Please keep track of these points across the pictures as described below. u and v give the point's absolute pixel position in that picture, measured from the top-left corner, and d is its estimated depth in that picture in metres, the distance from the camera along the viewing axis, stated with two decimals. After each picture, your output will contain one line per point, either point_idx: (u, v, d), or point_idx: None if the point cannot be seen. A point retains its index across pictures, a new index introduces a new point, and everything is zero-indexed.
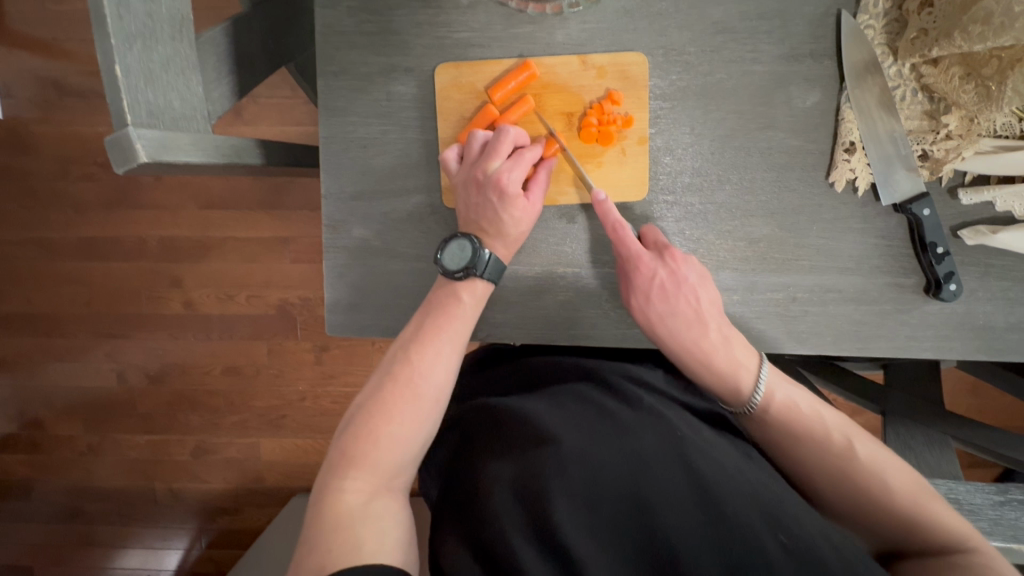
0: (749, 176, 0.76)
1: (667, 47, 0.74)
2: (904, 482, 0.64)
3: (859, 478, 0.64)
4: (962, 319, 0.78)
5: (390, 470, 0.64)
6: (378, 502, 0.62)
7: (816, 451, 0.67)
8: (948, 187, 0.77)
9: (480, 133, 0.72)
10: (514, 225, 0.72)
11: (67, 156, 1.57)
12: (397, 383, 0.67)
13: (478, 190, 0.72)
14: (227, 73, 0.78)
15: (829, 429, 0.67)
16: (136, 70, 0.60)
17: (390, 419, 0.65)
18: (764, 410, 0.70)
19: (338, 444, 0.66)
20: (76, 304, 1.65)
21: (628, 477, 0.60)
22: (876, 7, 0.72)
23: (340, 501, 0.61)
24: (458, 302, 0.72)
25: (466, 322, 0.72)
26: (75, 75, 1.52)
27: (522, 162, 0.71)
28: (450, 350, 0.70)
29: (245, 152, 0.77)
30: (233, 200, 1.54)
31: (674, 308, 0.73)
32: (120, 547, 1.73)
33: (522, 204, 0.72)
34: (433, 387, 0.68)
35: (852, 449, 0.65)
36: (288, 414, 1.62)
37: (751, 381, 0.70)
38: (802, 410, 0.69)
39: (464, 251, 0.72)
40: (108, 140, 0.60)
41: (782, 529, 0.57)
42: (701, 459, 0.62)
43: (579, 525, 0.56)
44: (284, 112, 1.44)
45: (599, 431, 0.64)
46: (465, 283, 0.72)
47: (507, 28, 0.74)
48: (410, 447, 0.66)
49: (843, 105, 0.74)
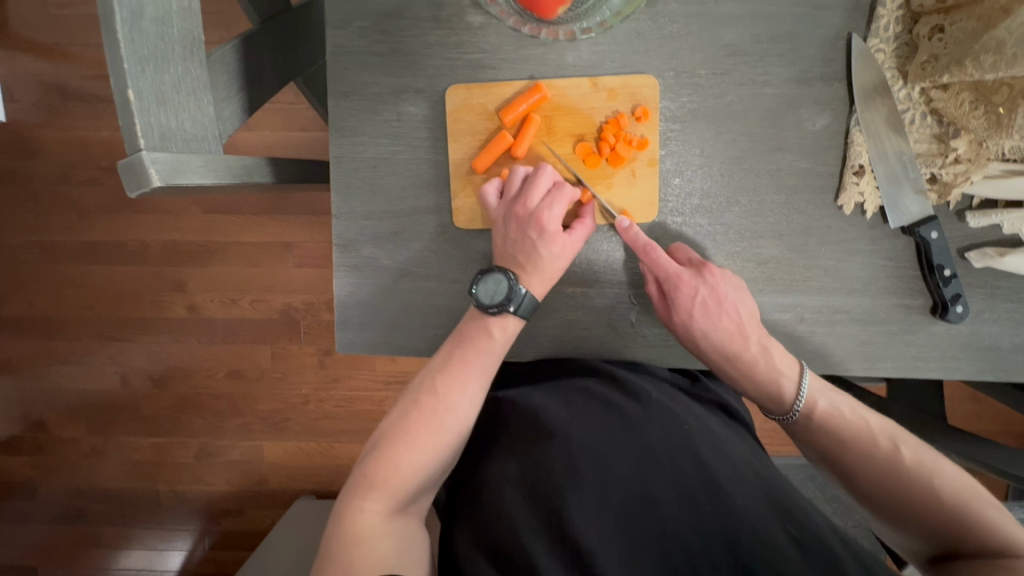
0: (758, 199, 0.77)
1: (678, 69, 0.74)
2: (956, 486, 0.65)
3: (905, 478, 0.67)
4: (968, 339, 0.78)
5: (407, 494, 0.65)
6: (395, 521, 0.64)
7: (864, 455, 0.70)
8: (956, 210, 0.77)
9: (520, 169, 0.74)
10: (552, 262, 0.72)
11: (71, 160, 1.56)
12: (422, 412, 0.68)
13: (518, 225, 0.73)
14: (237, 91, 0.78)
15: (864, 431, 0.71)
16: (149, 93, 0.60)
17: (413, 448, 0.66)
18: (807, 417, 0.75)
19: (359, 466, 0.67)
20: (79, 307, 1.65)
21: (634, 474, 0.67)
22: (886, 31, 0.73)
23: (358, 521, 0.62)
24: (488, 337, 0.72)
25: (495, 357, 0.72)
26: (78, 79, 1.51)
27: (562, 198, 0.73)
28: (477, 384, 0.71)
29: (255, 170, 0.77)
30: (237, 205, 1.54)
31: (711, 322, 0.74)
32: (123, 548, 1.74)
33: (562, 242, 0.73)
34: (457, 420, 0.69)
35: (896, 452, 0.68)
36: (291, 417, 1.63)
37: (790, 391, 0.74)
38: (845, 416, 0.73)
39: (501, 288, 0.71)
40: (121, 164, 0.60)
41: (791, 522, 0.64)
42: (711, 456, 0.70)
43: (590, 519, 0.62)
44: (287, 117, 1.44)
45: (606, 429, 0.70)
46: (498, 319, 0.72)
47: (518, 50, 0.74)
48: (428, 474, 0.67)
49: (853, 128, 0.75)
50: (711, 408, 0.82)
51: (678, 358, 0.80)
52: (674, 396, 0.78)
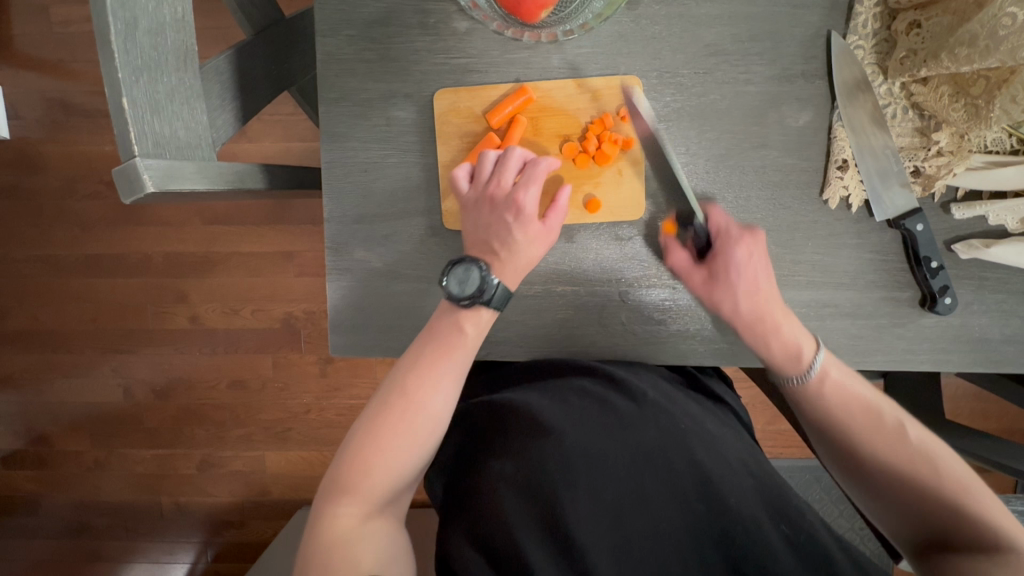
0: (744, 195, 0.78)
1: (661, 69, 0.75)
2: (956, 469, 0.63)
3: (909, 459, 0.64)
4: (958, 331, 0.79)
5: (384, 497, 0.63)
6: (372, 525, 0.62)
7: (872, 432, 0.66)
8: (941, 203, 0.78)
9: (491, 153, 0.73)
10: (526, 248, 0.72)
11: (73, 175, 1.59)
12: (393, 411, 0.65)
13: (492, 209, 0.72)
14: (231, 100, 0.80)
15: (880, 415, 0.67)
16: (143, 102, 0.62)
17: (384, 449, 0.63)
18: (818, 384, 0.69)
19: (333, 468, 0.64)
20: (82, 320, 1.66)
21: (628, 473, 0.66)
22: (865, 28, 0.74)
23: (334, 526, 0.60)
24: (462, 333, 0.70)
25: (467, 354, 0.70)
26: (81, 96, 1.54)
27: (535, 177, 0.71)
28: (450, 379, 0.68)
29: (248, 177, 0.79)
30: (237, 216, 1.56)
31: (748, 287, 0.73)
32: (126, 561, 1.74)
33: (536, 227, 0.72)
34: (429, 417, 0.66)
35: (903, 431, 0.65)
36: (293, 426, 1.64)
37: (810, 352, 0.71)
38: (854, 389, 0.69)
39: (471, 276, 0.70)
40: (115, 171, 0.61)
41: (785, 524, 0.65)
42: (706, 453, 0.69)
43: (584, 517, 0.62)
44: (286, 128, 1.47)
45: (602, 426, 0.69)
46: (470, 313, 0.70)
47: (503, 54, 0.75)
48: (403, 476, 0.64)
49: (835, 123, 0.76)
50: (701, 397, 0.83)
51: (669, 355, 0.81)
52: (670, 392, 0.78)
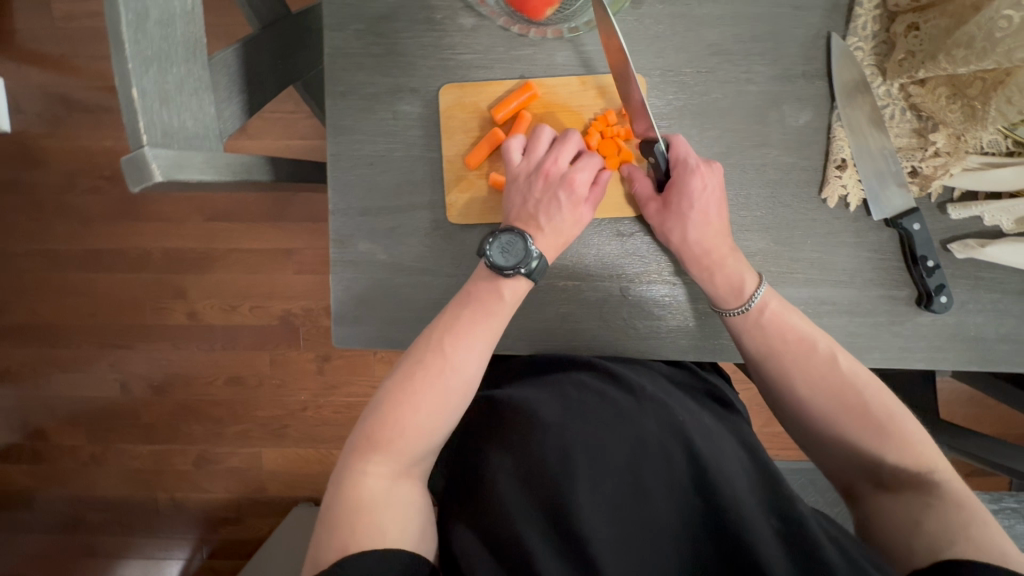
0: (744, 192, 0.79)
1: (664, 68, 0.76)
2: (881, 399, 0.67)
3: (839, 389, 0.68)
4: (953, 329, 0.80)
5: (412, 457, 0.65)
6: (400, 486, 0.63)
7: (806, 364, 0.70)
8: (937, 203, 0.79)
9: (548, 131, 0.75)
10: (568, 225, 0.73)
11: (74, 169, 1.59)
12: (428, 372, 0.67)
13: (545, 183, 0.73)
14: (237, 93, 0.81)
15: (840, 372, 0.68)
16: (152, 91, 0.62)
17: (417, 410, 0.65)
18: (759, 313, 0.72)
19: (363, 426, 0.66)
20: (80, 315, 1.66)
21: (628, 465, 0.65)
22: (865, 30, 0.75)
23: (360, 485, 0.61)
24: (499, 299, 0.71)
25: (501, 321, 0.72)
26: (83, 91, 1.55)
27: (591, 164, 0.73)
28: (482, 344, 0.70)
29: (254, 169, 0.79)
30: (238, 212, 1.56)
31: (698, 217, 0.73)
32: (121, 557, 1.73)
33: (585, 207, 0.74)
34: (461, 378, 0.68)
35: (834, 359, 0.69)
36: (290, 424, 1.64)
37: (752, 286, 0.73)
38: (793, 321, 0.71)
39: (516, 247, 0.72)
40: (124, 159, 0.62)
41: (777, 517, 0.62)
42: (703, 445, 0.68)
43: (589, 508, 0.61)
44: (288, 125, 1.47)
45: (601, 420, 0.69)
46: (509, 280, 0.71)
47: (509, 51, 0.76)
48: (432, 438, 0.67)
49: (835, 123, 0.77)
50: (706, 402, 0.82)
51: (669, 350, 0.82)
52: (670, 390, 0.78)
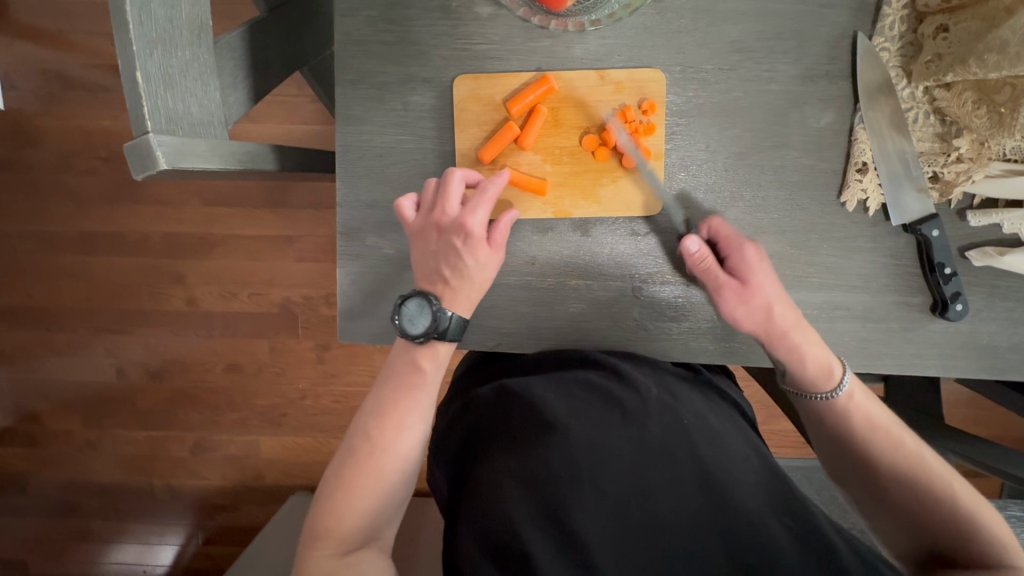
0: (762, 194, 0.77)
1: (684, 64, 0.74)
2: (968, 494, 0.65)
3: (926, 481, 0.66)
4: (966, 338, 0.79)
5: (360, 534, 0.64)
6: (352, 559, 0.64)
7: (891, 453, 0.68)
8: (957, 209, 0.78)
9: (435, 181, 0.71)
10: (478, 272, 0.70)
11: (70, 149, 1.56)
12: (358, 454, 0.66)
13: (438, 236, 0.70)
14: (243, 78, 0.78)
15: (928, 465, 0.66)
16: (157, 77, 0.60)
17: (354, 493, 0.64)
18: (847, 402, 0.70)
19: (310, 512, 0.66)
20: (76, 298, 1.64)
21: (632, 466, 0.64)
22: (891, 30, 0.73)
23: (312, 569, 0.62)
24: (419, 370, 0.69)
25: (428, 390, 0.70)
26: (80, 69, 1.51)
27: (483, 202, 0.69)
28: (413, 419, 0.68)
29: (260, 157, 0.77)
30: (238, 198, 1.54)
31: (772, 284, 0.72)
32: (116, 541, 1.73)
33: (486, 250, 0.69)
34: (397, 460, 0.66)
35: (920, 452, 0.67)
36: (288, 412, 1.63)
37: (839, 371, 0.71)
38: (877, 411, 0.70)
39: (422, 313, 0.68)
40: (127, 146, 0.60)
41: (788, 516, 0.64)
42: (709, 448, 0.68)
43: (588, 512, 0.61)
44: (290, 110, 1.44)
45: (605, 420, 0.68)
46: (425, 349, 0.69)
47: (525, 42, 0.74)
48: (377, 512, 0.65)
49: (857, 125, 0.75)
50: (706, 392, 0.81)
51: (680, 352, 0.80)
52: (674, 386, 0.76)
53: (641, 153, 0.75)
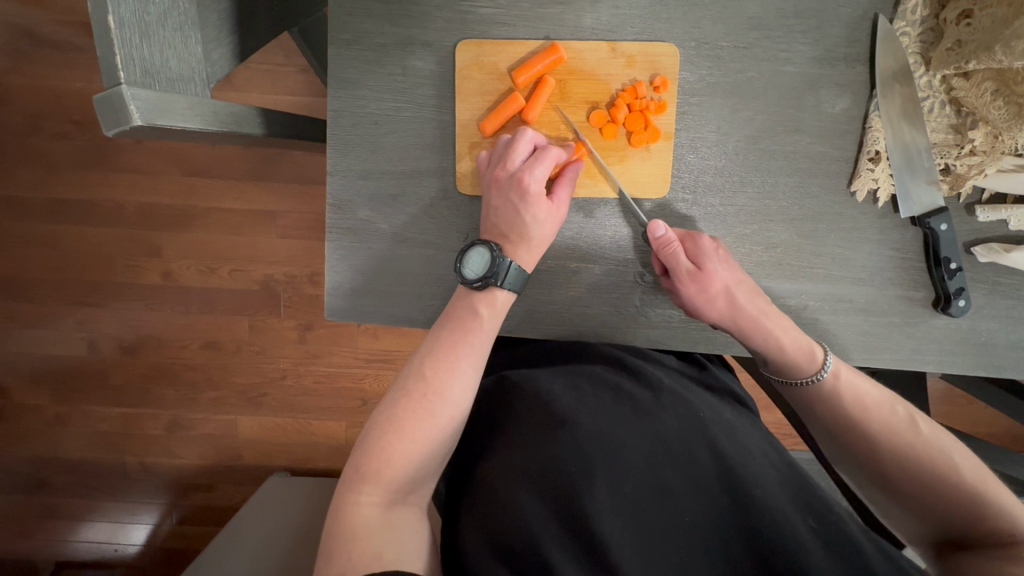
0: (771, 180, 0.75)
1: (699, 40, 0.71)
2: (969, 464, 0.63)
3: (921, 453, 0.64)
4: (966, 334, 0.78)
5: (405, 485, 0.60)
6: (394, 514, 0.59)
7: (886, 435, 0.66)
8: (965, 203, 0.76)
9: (503, 137, 0.70)
10: (538, 228, 0.68)
11: (41, 111, 1.47)
12: (411, 397, 0.62)
13: (499, 191, 0.68)
14: (229, 35, 0.73)
15: (923, 438, 0.65)
16: (132, 23, 0.55)
17: (404, 436, 0.60)
18: (834, 379, 0.69)
19: (351, 459, 0.62)
20: (45, 268, 1.56)
21: (647, 464, 0.61)
22: (913, 14, 0.71)
23: (353, 516, 0.57)
24: (476, 315, 0.67)
25: (484, 336, 0.67)
26: (51, 25, 1.43)
27: (545, 159, 0.67)
28: (469, 365, 0.65)
29: (245, 120, 0.72)
30: (220, 169, 1.47)
31: (707, 293, 0.70)
32: (86, 520, 1.68)
33: (546, 206, 0.68)
34: (449, 405, 0.63)
35: (914, 423, 0.66)
36: (268, 392, 1.58)
37: (821, 353, 0.70)
38: (865, 387, 0.69)
39: (484, 259, 0.67)
40: (97, 99, 0.55)
41: (813, 517, 0.60)
42: (727, 445, 0.65)
43: (605, 509, 0.56)
44: (275, 80, 1.38)
45: (617, 415, 0.65)
46: (483, 294, 0.67)
47: (533, 8, 0.70)
48: (424, 464, 0.61)
49: (871, 113, 0.73)
50: (727, 400, 0.78)
51: (681, 341, 0.78)
52: (688, 388, 0.74)
53: (650, 132, 0.72)
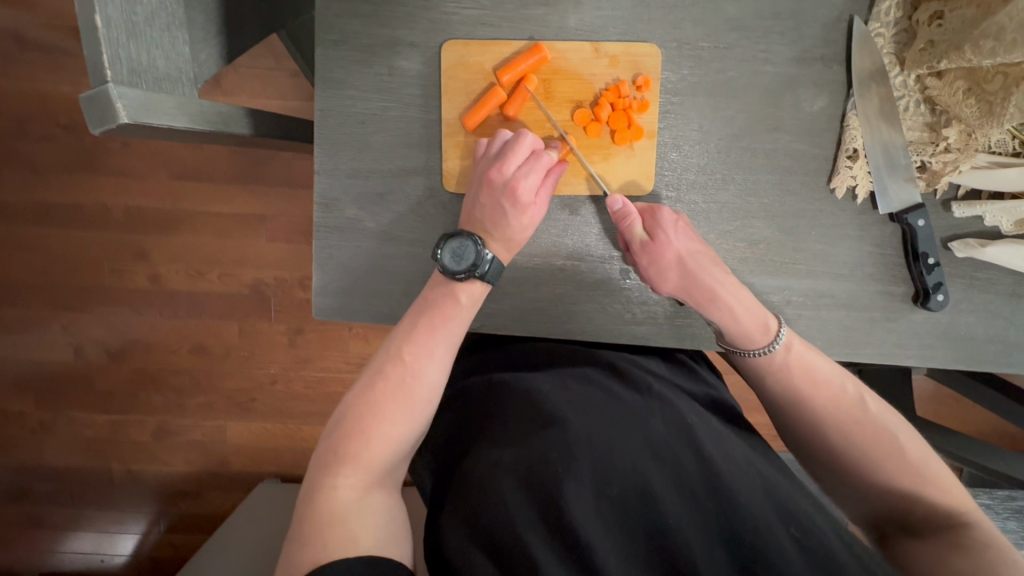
0: (753, 178, 0.76)
1: (680, 40, 0.73)
2: (915, 447, 0.64)
3: (869, 434, 0.65)
4: (945, 328, 0.79)
5: (383, 469, 0.60)
6: (371, 497, 0.59)
7: (836, 414, 0.66)
8: (942, 199, 0.78)
9: (504, 133, 0.70)
10: (519, 229, 0.69)
11: (27, 115, 1.47)
12: (389, 380, 0.63)
13: (490, 192, 0.69)
14: (216, 36, 0.73)
15: (872, 418, 0.65)
16: (119, 23, 0.55)
17: (382, 418, 0.61)
18: (785, 353, 0.69)
19: (326, 442, 0.61)
20: (31, 274, 1.55)
21: (635, 466, 0.62)
22: (887, 15, 0.73)
23: (330, 499, 0.57)
24: (455, 302, 0.68)
25: (461, 323, 0.68)
26: (38, 30, 1.42)
27: (539, 167, 0.68)
28: (445, 349, 0.67)
29: (233, 120, 0.73)
30: (208, 173, 1.47)
31: (664, 267, 0.71)
32: (72, 529, 1.65)
33: (531, 211, 0.69)
34: (426, 388, 0.64)
35: (863, 402, 0.67)
36: (258, 397, 1.57)
37: (774, 325, 0.70)
38: (818, 365, 0.69)
39: (466, 252, 0.68)
40: (84, 97, 0.55)
41: (794, 525, 0.61)
42: (713, 450, 0.66)
43: (587, 513, 0.57)
44: (265, 84, 1.38)
45: (608, 417, 0.66)
46: (464, 284, 0.68)
47: (518, 9, 0.72)
48: (401, 447, 0.62)
49: (849, 112, 0.75)
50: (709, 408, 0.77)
51: (666, 338, 0.79)
52: (674, 391, 0.75)
53: (633, 130, 0.73)
